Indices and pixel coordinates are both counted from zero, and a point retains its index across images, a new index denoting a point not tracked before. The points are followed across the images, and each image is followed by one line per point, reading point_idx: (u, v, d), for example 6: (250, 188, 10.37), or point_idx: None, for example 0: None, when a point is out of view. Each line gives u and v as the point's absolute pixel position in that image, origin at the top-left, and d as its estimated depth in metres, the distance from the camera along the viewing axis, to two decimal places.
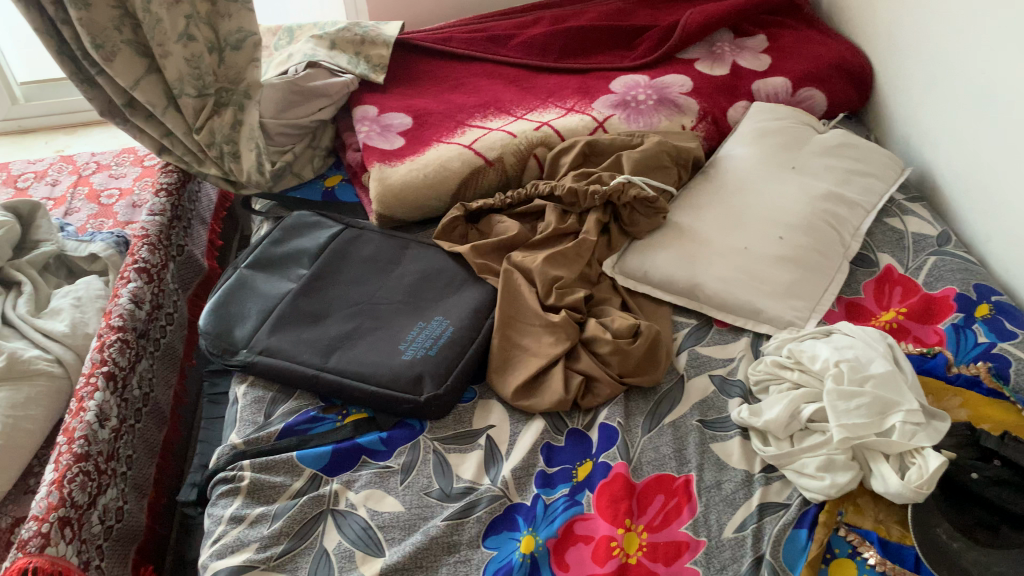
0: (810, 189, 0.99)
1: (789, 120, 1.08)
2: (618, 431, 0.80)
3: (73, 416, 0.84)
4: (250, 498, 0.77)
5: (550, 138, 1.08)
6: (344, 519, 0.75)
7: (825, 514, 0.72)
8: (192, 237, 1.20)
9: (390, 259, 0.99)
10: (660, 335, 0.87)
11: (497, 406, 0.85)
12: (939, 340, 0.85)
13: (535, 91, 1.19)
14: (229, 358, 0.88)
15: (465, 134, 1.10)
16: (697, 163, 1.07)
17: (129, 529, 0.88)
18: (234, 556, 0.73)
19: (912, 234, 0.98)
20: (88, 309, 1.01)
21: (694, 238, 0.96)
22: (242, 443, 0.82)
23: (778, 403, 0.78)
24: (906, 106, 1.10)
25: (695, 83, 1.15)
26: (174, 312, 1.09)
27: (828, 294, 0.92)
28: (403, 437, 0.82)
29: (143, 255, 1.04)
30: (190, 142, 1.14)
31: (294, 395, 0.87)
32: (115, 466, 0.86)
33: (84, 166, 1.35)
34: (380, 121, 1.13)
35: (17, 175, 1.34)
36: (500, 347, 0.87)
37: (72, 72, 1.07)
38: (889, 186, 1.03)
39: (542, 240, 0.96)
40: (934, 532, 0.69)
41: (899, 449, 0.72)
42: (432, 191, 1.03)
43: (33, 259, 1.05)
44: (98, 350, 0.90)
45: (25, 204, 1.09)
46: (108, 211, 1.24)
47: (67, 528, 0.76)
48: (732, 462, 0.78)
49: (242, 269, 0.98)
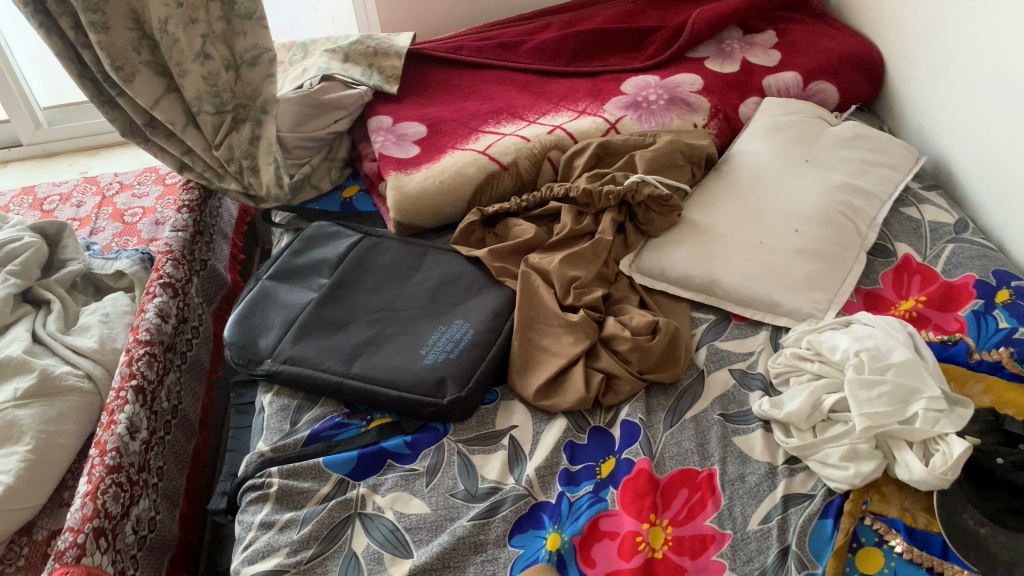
0: (825, 181, 0.99)
1: (801, 114, 1.08)
2: (640, 427, 0.81)
3: (104, 429, 0.86)
4: (279, 504, 0.79)
5: (563, 140, 1.09)
6: (372, 522, 0.76)
7: (850, 504, 0.72)
8: (215, 251, 1.23)
9: (409, 266, 1.00)
10: (679, 332, 0.88)
11: (519, 407, 0.86)
12: (960, 327, 0.85)
13: (547, 95, 1.20)
14: (254, 368, 0.90)
15: (478, 140, 1.11)
16: (711, 160, 1.08)
17: (162, 539, 0.89)
18: (266, 561, 0.74)
19: (929, 222, 0.98)
20: (116, 325, 1.03)
21: (710, 234, 0.96)
22: (270, 451, 0.83)
23: (799, 394, 0.79)
24: (919, 96, 1.10)
25: (706, 81, 1.16)
26: (199, 326, 1.11)
27: (846, 285, 0.92)
28: (428, 440, 0.83)
29: (167, 270, 1.06)
30: (210, 158, 1.16)
31: (319, 402, 0.89)
32: (146, 477, 0.88)
33: (108, 186, 1.38)
34: (395, 130, 1.15)
35: (43, 197, 1.37)
36: (520, 348, 0.88)
37: (93, 94, 1.09)
38: (905, 175, 1.03)
39: (559, 241, 0.97)
40: (961, 518, 0.69)
41: (923, 436, 0.72)
42: (448, 197, 1.05)
43: (61, 278, 1.08)
44: (127, 364, 0.92)
45: (52, 225, 1.12)
46: (132, 229, 1.27)
47: (102, 538, 0.77)
48: (755, 454, 0.78)
49: (264, 281, 0.99)
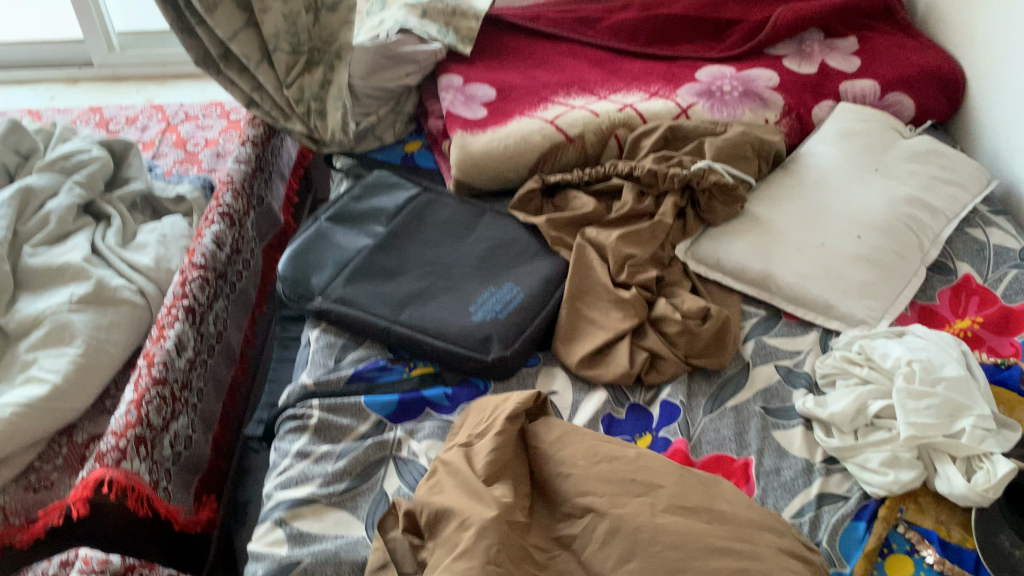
0: (892, 192, 0.97)
1: (876, 123, 1.06)
2: (764, 321, 0.92)
3: (153, 343, 0.87)
4: (317, 436, 0.80)
5: (632, 119, 1.07)
6: (405, 466, 0.76)
7: (613, 267, 0.90)
8: (273, 190, 1.23)
9: (466, 225, 1.01)
10: (730, 321, 0.87)
11: (561, 373, 0.87)
12: (1015, 352, 0.84)
13: (620, 74, 1.18)
14: (305, 304, 0.92)
15: (547, 109, 1.09)
16: (779, 158, 1.06)
17: (195, 458, 0.91)
18: (298, 489, 0.74)
19: (994, 246, 0.96)
20: (172, 246, 1.04)
21: (770, 230, 0.95)
22: (312, 384, 0.84)
23: (845, 396, 0.77)
24: (1000, 122, 1.06)
25: (782, 78, 1.14)
26: (250, 259, 1.12)
27: (901, 297, 0.90)
28: (467, 396, 0.83)
29: (227, 200, 1.06)
30: (279, 97, 1.14)
31: (364, 344, 0.90)
32: (187, 395, 0.89)
33: (173, 115, 1.40)
34: (465, 91, 1.13)
35: (109, 118, 1.39)
36: (567, 316, 0.88)
37: (173, 20, 1.07)
38: (974, 197, 1.00)
39: (617, 218, 0.97)
40: (997, 540, 0.68)
41: (967, 452, 0.71)
42: (512, 162, 1.04)
43: (123, 195, 1.09)
44: (180, 284, 0.93)
45: (120, 142, 1.15)
46: (193, 158, 1.28)
47: (142, 446, 0.78)
48: (793, 450, 0.78)
49: (321, 221, 1.02)
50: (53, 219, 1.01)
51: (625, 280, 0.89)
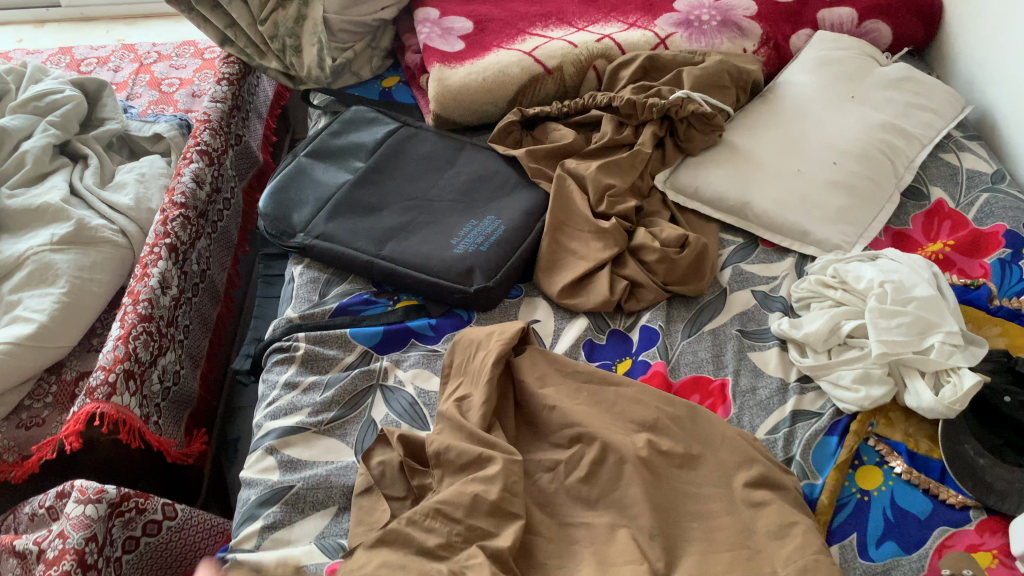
0: (868, 119, 0.97)
1: (854, 50, 1.06)
2: (741, 249, 0.93)
3: (137, 281, 0.87)
4: (304, 367, 0.81)
5: (611, 51, 1.07)
6: (392, 394, 0.78)
7: (593, 199, 0.91)
8: (250, 129, 1.22)
9: (445, 159, 1.01)
10: (708, 248, 0.88)
11: (543, 303, 0.88)
12: (984, 273, 0.86)
13: (598, 5, 1.17)
14: (287, 240, 0.93)
15: (525, 41, 1.09)
16: (757, 87, 1.07)
17: (184, 394, 0.92)
18: (288, 418, 0.76)
19: (966, 170, 0.98)
20: (151, 186, 1.04)
21: (748, 158, 0.96)
22: (298, 317, 0.86)
23: (819, 317, 0.79)
24: (975, 47, 1.07)
25: (761, 7, 1.13)
26: (230, 199, 1.12)
27: (876, 222, 0.92)
28: (452, 326, 0.85)
29: (204, 139, 1.06)
30: (253, 34, 1.14)
31: (348, 278, 0.91)
32: (174, 332, 0.90)
33: (145, 55, 1.37)
34: (442, 24, 1.12)
35: (80, 59, 1.36)
36: (548, 247, 0.89)
37: None
38: (948, 123, 1.02)
39: (596, 149, 0.97)
40: (962, 447, 0.71)
41: (936, 367, 0.73)
42: (491, 96, 1.04)
43: (99, 136, 1.08)
44: (161, 223, 0.93)
45: (92, 82, 1.13)
46: (168, 98, 1.27)
47: (131, 381, 0.79)
48: (768, 370, 0.80)
49: (300, 158, 1.02)
50: (29, 160, 1.00)
51: (604, 210, 0.90)
